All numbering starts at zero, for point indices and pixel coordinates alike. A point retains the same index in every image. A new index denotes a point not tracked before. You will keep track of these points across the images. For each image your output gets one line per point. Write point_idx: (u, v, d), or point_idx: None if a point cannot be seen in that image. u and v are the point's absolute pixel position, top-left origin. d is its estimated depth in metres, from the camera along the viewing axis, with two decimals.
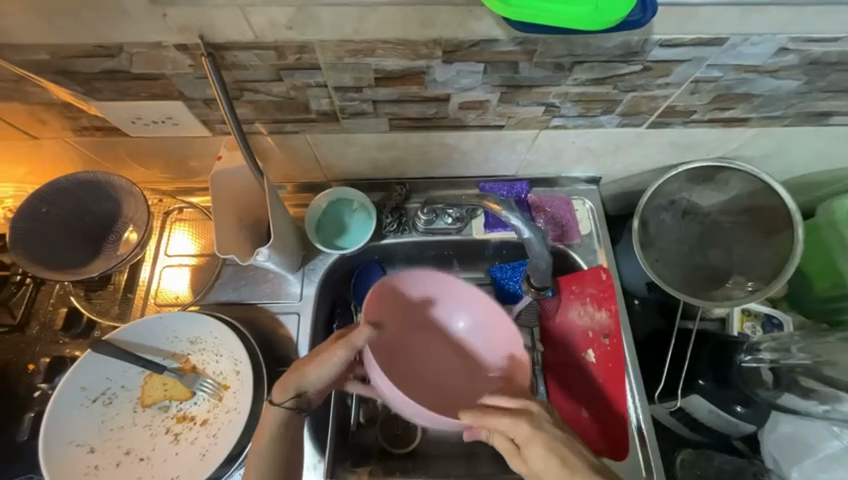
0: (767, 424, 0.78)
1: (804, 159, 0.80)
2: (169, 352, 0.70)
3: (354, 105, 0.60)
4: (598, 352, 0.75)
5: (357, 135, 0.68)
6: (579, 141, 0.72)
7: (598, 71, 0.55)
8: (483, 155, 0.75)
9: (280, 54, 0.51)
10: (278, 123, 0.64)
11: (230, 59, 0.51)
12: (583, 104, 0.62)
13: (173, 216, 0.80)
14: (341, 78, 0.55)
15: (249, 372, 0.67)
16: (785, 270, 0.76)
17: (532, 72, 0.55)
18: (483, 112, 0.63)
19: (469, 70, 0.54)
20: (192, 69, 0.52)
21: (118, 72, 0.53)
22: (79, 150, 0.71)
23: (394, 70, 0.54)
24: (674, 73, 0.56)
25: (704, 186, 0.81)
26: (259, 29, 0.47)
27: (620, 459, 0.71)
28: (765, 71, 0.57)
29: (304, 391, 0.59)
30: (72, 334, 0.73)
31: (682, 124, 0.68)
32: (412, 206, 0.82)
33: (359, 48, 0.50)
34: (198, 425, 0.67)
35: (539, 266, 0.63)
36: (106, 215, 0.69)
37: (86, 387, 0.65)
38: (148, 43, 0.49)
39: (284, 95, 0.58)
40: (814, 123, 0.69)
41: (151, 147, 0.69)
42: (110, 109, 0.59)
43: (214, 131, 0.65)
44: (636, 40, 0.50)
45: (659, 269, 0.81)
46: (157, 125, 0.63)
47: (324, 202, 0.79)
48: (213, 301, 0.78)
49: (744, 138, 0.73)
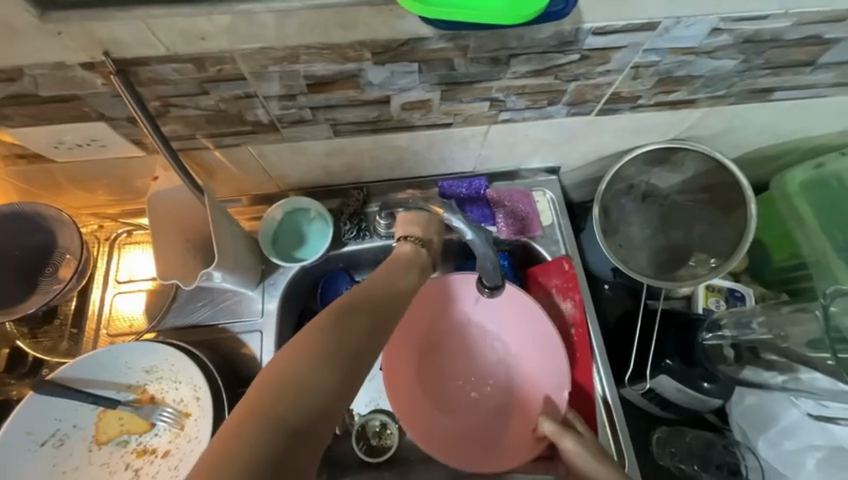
0: (733, 397, 0.80)
1: (754, 135, 0.81)
2: (123, 384, 0.66)
3: (292, 113, 0.57)
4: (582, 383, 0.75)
5: (302, 143, 0.65)
6: (531, 134, 0.71)
7: (535, 63, 0.54)
8: (437, 153, 0.73)
9: (199, 66, 0.47)
10: (216, 136, 0.61)
11: (147, 75, 0.47)
12: (527, 96, 0.61)
13: (121, 241, 0.77)
14: (271, 87, 0.52)
15: (209, 398, 0.65)
16: (741, 246, 0.78)
17: (469, 68, 0.53)
18: (427, 112, 0.61)
19: (403, 70, 0.52)
20: (105, 88, 0.48)
21: (25, 96, 0.49)
22: (5, 180, 0.66)
23: (326, 76, 0.51)
24: (613, 60, 0.55)
25: (661, 168, 0.82)
26: (170, 42, 0.44)
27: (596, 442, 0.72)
28: (702, 53, 0.57)
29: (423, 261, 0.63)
30: (19, 374, 0.69)
31: (630, 109, 0.67)
32: (372, 210, 0.80)
33: (283, 55, 0.47)
34: (160, 457, 0.64)
35: (486, 266, 0.65)
36: (39, 246, 0.64)
37: (32, 432, 0.60)
38: (51, 64, 0.45)
39: (214, 108, 0.55)
40: (758, 99, 0.70)
41: (84, 171, 0.65)
42: (28, 135, 0.55)
43: (148, 150, 0.61)
44: (569, 30, 0.49)
45: (622, 255, 0.82)
46: (83, 148, 0.59)
47: (278, 213, 0.77)
48: (171, 325, 0.75)
49: (693, 119, 0.74)
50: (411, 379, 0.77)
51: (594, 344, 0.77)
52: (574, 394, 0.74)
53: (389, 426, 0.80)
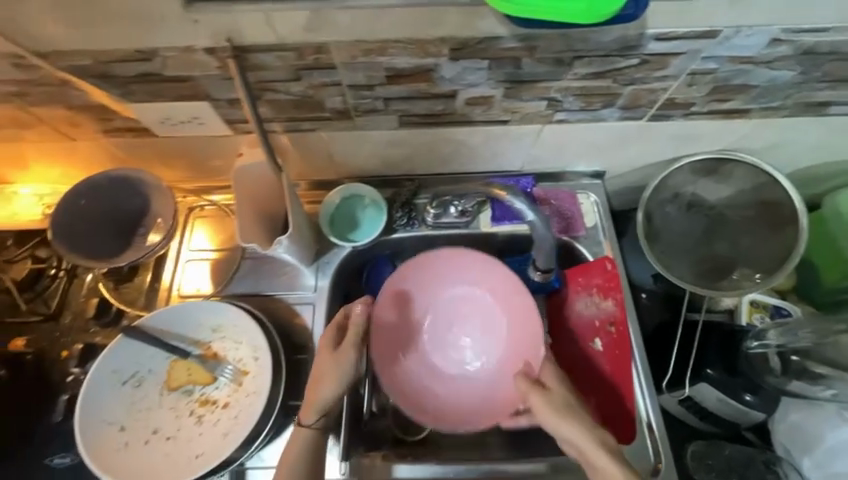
0: (777, 412, 0.79)
1: (806, 150, 0.81)
2: (193, 339, 0.73)
3: (367, 103, 0.64)
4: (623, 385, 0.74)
5: (368, 131, 0.72)
6: (582, 136, 0.75)
7: (597, 65, 0.58)
8: (489, 149, 0.78)
9: (299, 54, 0.54)
10: (295, 121, 0.68)
11: (254, 61, 0.55)
12: (584, 98, 0.64)
13: (196, 213, 0.85)
14: (355, 77, 0.59)
15: (269, 358, 0.71)
16: (790, 261, 0.78)
17: (534, 67, 0.58)
18: (488, 108, 0.66)
19: (475, 66, 0.57)
20: (219, 71, 0.56)
21: (152, 74, 0.57)
22: (110, 151, 0.75)
23: (405, 68, 0.57)
24: (671, 66, 0.59)
25: (707, 179, 0.83)
26: (282, 32, 0.51)
27: (626, 444, 0.72)
28: (760, 63, 0.59)
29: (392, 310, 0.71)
30: (103, 323, 0.78)
31: (682, 115, 0.70)
32: (421, 201, 0.85)
33: (373, 47, 0.54)
34: (220, 408, 0.71)
35: (543, 247, 0.70)
36: (136, 210, 0.73)
37: (118, 370, 0.69)
38: (182, 48, 0.53)
39: (302, 94, 0.62)
40: (813, 113, 0.71)
41: (177, 147, 0.74)
42: (144, 110, 0.64)
43: (236, 130, 0.69)
44: (633, 34, 0.53)
45: (664, 261, 0.83)
46: (184, 124, 0.67)
47: (336, 198, 0.83)
48: (233, 293, 0.82)
49: (744, 130, 0.75)
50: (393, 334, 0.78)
51: (634, 344, 0.77)
52: (614, 391, 0.74)
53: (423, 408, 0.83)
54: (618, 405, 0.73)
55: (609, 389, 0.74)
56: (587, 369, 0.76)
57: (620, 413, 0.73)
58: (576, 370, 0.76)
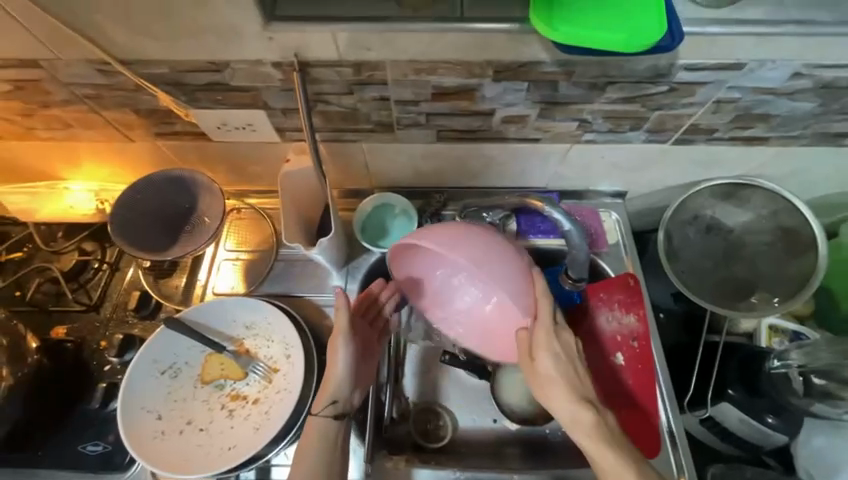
0: (801, 436, 0.79)
1: (823, 179, 0.85)
2: (227, 335, 0.76)
3: (410, 117, 0.69)
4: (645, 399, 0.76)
5: (406, 144, 0.76)
6: (607, 157, 0.79)
7: (628, 91, 0.63)
8: (518, 166, 0.82)
9: (356, 71, 0.60)
10: (340, 131, 0.73)
11: (314, 75, 0.61)
12: (613, 120, 0.69)
13: (234, 215, 0.90)
14: (403, 93, 0.64)
15: (301, 356, 0.73)
16: (809, 284, 0.81)
17: (570, 90, 0.63)
18: (522, 126, 0.71)
19: (515, 87, 0.62)
20: (281, 82, 0.62)
21: (219, 84, 0.63)
22: (164, 153, 0.81)
23: (450, 87, 0.62)
24: (697, 94, 0.63)
25: (727, 202, 0.85)
26: (344, 50, 0.57)
27: (653, 457, 0.73)
28: (781, 94, 0.63)
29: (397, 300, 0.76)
30: (142, 315, 0.81)
31: (705, 141, 0.74)
32: (448, 213, 0.88)
33: (424, 67, 0.59)
34: (250, 403, 0.72)
35: (577, 256, 0.70)
36: (186, 208, 0.77)
37: (158, 360, 0.71)
38: (252, 61, 0.59)
39: (351, 107, 0.67)
40: (830, 143, 0.75)
41: (227, 152, 0.79)
42: (204, 116, 0.69)
43: (285, 138, 0.74)
44: (664, 64, 0.58)
45: (686, 280, 0.85)
46: (238, 130, 0.73)
47: (369, 206, 0.86)
48: (265, 292, 0.85)
49: (763, 157, 0.79)
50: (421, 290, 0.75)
51: (655, 360, 0.79)
52: (639, 404, 0.76)
53: (444, 416, 0.84)
54: (642, 418, 0.75)
55: (632, 403, 0.76)
56: (612, 381, 0.77)
57: (644, 427, 0.74)
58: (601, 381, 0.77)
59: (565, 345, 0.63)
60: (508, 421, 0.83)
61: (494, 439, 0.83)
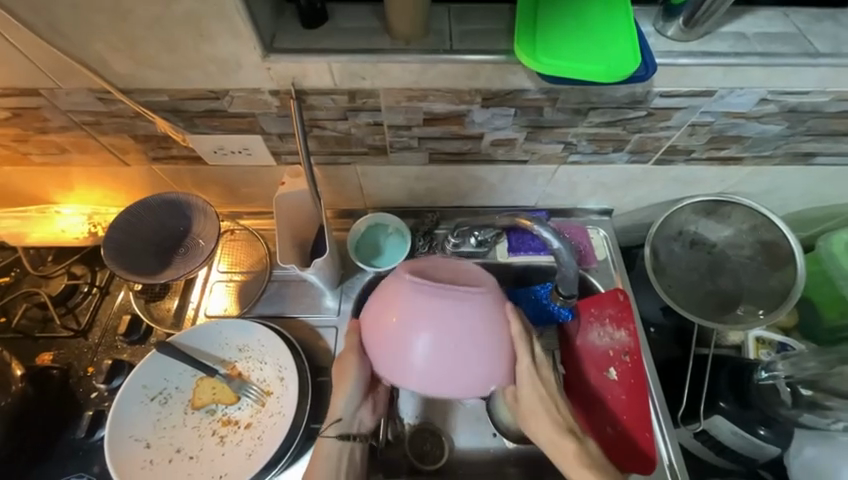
0: (792, 447, 0.79)
1: (796, 195, 0.89)
2: (219, 358, 0.75)
3: (403, 141, 0.71)
4: (640, 414, 0.76)
5: (399, 166, 0.78)
6: (592, 176, 0.82)
7: (610, 115, 0.66)
8: (507, 186, 0.84)
9: (350, 98, 0.62)
10: (335, 155, 0.75)
11: (310, 102, 0.63)
12: (597, 142, 0.72)
13: (226, 237, 0.90)
14: (396, 118, 0.66)
15: (295, 377, 0.73)
16: (791, 296, 0.83)
17: (554, 115, 0.66)
18: (511, 148, 0.74)
19: (502, 113, 0.65)
20: (278, 109, 0.64)
21: (217, 110, 0.65)
22: (158, 176, 0.81)
23: (441, 113, 0.65)
24: (674, 118, 0.67)
25: (708, 219, 0.89)
26: (339, 79, 0.59)
27: (648, 473, 0.74)
28: (751, 118, 0.67)
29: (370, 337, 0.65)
30: (132, 340, 0.79)
31: (684, 161, 0.78)
32: (441, 232, 0.90)
33: (416, 94, 0.62)
34: (242, 428, 0.71)
35: (567, 273, 0.71)
36: (180, 231, 0.77)
37: (147, 386, 0.70)
38: (249, 90, 0.61)
39: (346, 132, 0.69)
40: (802, 162, 0.79)
41: (222, 174, 0.80)
42: (201, 141, 0.70)
43: (280, 161, 0.76)
44: (641, 91, 0.62)
45: (673, 294, 0.87)
46: (234, 154, 0.74)
47: (363, 226, 0.87)
48: (258, 314, 0.85)
49: (739, 176, 0.83)
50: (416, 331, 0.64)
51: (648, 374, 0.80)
52: (631, 419, 0.76)
53: (440, 437, 0.82)
54: (636, 432, 0.75)
55: (626, 418, 0.76)
56: (601, 397, 0.78)
57: (637, 441, 0.75)
58: (588, 397, 0.79)
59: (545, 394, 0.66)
60: (507, 439, 0.82)
61: (492, 459, 0.82)
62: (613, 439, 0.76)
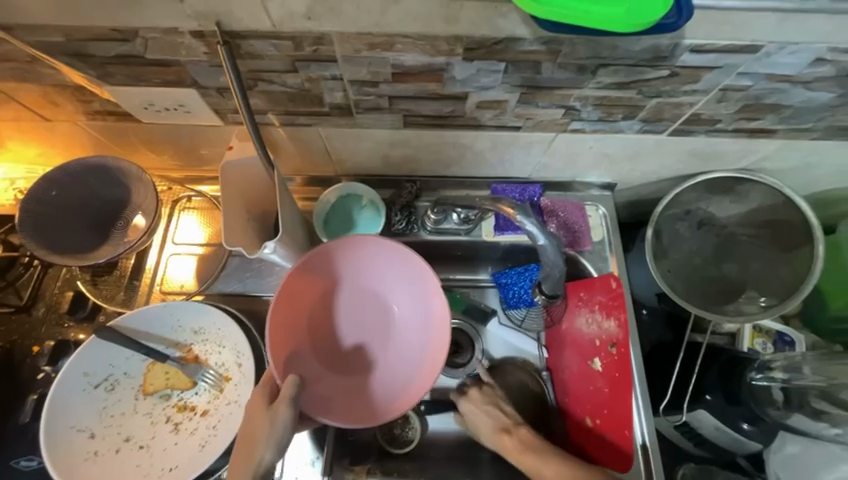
0: (774, 444, 0.76)
1: (828, 174, 0.78)
2: (172, 341, 0.69)
3: (369, 100, 0.59)
4: (618, 410, 0.70)
5: (369, 130, 0.66)
6: (597, 147, 0.70)
7: (623, 75, 0.53)
8: (496, 156, 0.73)
9: (297, 45, 0.50)
10: (291, 114, 0.63)
11: (246, 48, 0.50)
12: (604, 107, 0.60)
13: (181, 204, 0.79)
14: (357, 72, 0.54)
15: (253, 364, 0.67)
16: (803, 288, 0.73)
17: (555, 73, 0.53)
18: (500, 113, 0.61)
19: (490, 68, 0.52)
20: (207, 57, 0.51)
21: (132, 56, 0.52)
22: (90, 134, 0.70)
23: (413, 66, 0.52)
24: (702, 80, 0.54)
25: (722, 198, 0.79)
26: (278, 19, 0.46)
27: (624, 471, 0.68)
28: (798, 82, 0.55)
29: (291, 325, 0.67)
30: (77, 318, 0.73)
31: (705, 132, 0.66)
32: (422, 205, 0.80)
33: (379, 41, 0.49)
34: (198, 415, 0.67)
35: (552, 273, 0.65)
36: (116, 201, 0.68)
37: (89, 373, 0.65)
38: (164, 29, 0.48)
39: (299, 87, 0.57)
40: (843, 137, 0.67)
41: (162, 134, 0.68)
42: (124, 94, 0.58)
43: (226, 121, 0.64)
44: (667, 44, 0.48)
45: (670, 281, 0.79)
46: (169, 112, 0.62)
47: (332, 196, 0.77)
48: (219, 292, 0.77)
49: (767, 151, 0.71)
50: (317, 328, 0.70)
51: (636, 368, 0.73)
52: (610, 414, 0.70)
53: (415, 421, 0.79)
54: (615, 429, 0.70)
55: (602, 410, 0.71)
56: (583, 389, 0.73)
57: (614, 438, 0.69)
58: (575, 388, 0.74)
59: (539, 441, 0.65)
60: None
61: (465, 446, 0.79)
62: (591, 434, 0.71)
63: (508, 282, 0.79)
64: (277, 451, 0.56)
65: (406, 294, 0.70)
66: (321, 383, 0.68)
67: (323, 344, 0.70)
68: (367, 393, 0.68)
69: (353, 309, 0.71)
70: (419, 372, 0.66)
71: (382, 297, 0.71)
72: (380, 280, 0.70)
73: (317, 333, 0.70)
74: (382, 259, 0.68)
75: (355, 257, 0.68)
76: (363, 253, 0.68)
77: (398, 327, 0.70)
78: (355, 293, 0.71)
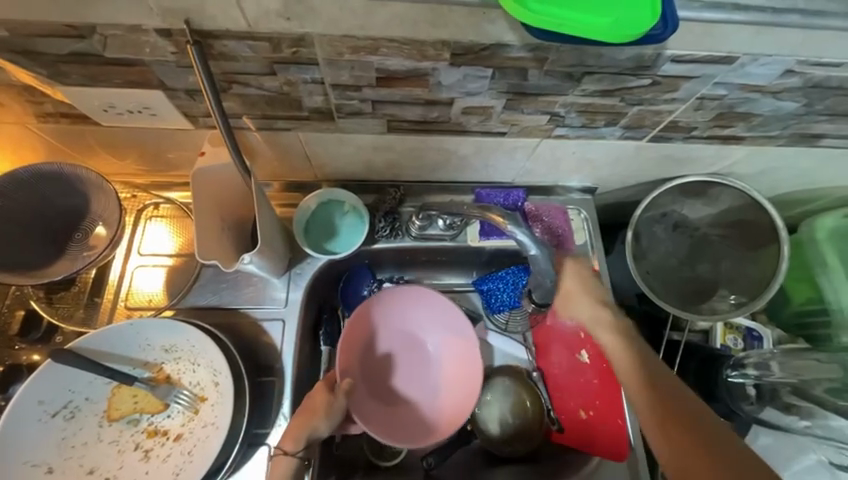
0: (748, 436, 0.80)
1: (790, 178, 0.82)
2: (140, 361, 0.65)
3: (352, 104, 0.56)
4: (608, 399, 0.74)
5: (351, 135, 0.64)
6: (579, 152, 0.71)
7: (607, 83, 0.54)
8: (480, 161, 0.72)
9: (275, 46, 0.47)
10: (268, 118, 0.60)
11: (219, 49, 0.47)
12: (588, 114, 0.60)
13: (147, 212, 0.74)
14: (339, 75, 0.51)
15: (230, 383, 0.63)
16: (770, 286, 0.77)
17: (540, 80, 0.53)
18: (485, 118, 0.61)
19: (476, 74, 0.52)
20: (175, 57, 0.48)
21: (89, 55, 0.48)
22: (42, 138, 0.64)
23: (398, 71, 0.51)
24: (681, 89, 0.55)
25: (695, 200, 0.82)
26: (254, 18, 0.44)
27: (620, 460, 0.71)
28: (768, 92, 0.57)
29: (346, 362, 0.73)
30: (30, 340, 0.67)
31: (682, 139, 0.68)
32: (406, 210, 0.78)
33: (363, 45, 0.47)
34: (171, 441, 0.63)
35: (542, 282, 0.64)
36: (74, 212, 0.63)
37: (45, 401, 0.59)
38: (126, 26, 0.44)
39: (277, 90, 0.54)
40: (805, 144, 0.71)
41: (125, 138, 0.63)
42: (81, 96, 0.53)
43: (197, 124, 0.60)
44: (649, 54, 0.49)
45: (649, 281, 0.81)
46: (132, 114, 0.57)
47: (313, 203, 0.74)
48: (190, 305, 0.72)
49: (737, 156, 0.74)
50: (362, 366, 0.75)
51: None
52: (603, 405, 0.74)
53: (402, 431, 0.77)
54: (608, 419, 0.73)
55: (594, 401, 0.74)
56: (573, 380, 0.76)
57: (608, 428, 0.72)
58: (567, 383, 0.77)
59: (641, 373, 0.57)
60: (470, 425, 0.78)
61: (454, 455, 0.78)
62: (586, 423, 0.74)
63: (492, 289, 0.80)
64: (333, 427, 0.62)
65: (439, 329, 0.77)
66: (367, 415, 0.72)
67: (367, 379, 0.75)
68: (408, 421, 0.73)
69: (391, 346, 0.77)
70: (451, 405, 0.73)
71: (417, 335, 0.77)
72: (417, 318, 0.77)
73: (362, 369, 0.75)
74: (419, 300, 0.76)
75: (399, 296, 0.75)
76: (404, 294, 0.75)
77: (428, 359, 0.76)
78: (396, 332, 0.77)
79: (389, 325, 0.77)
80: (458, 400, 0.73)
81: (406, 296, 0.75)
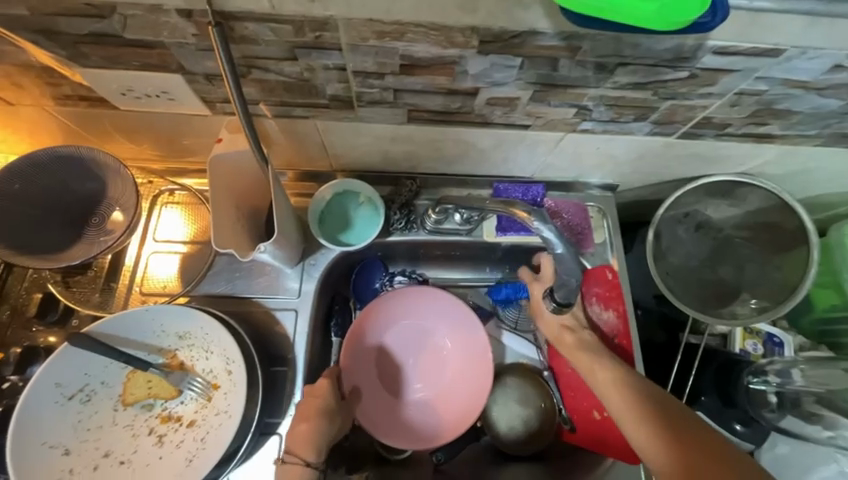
0: (766, 443, 0.79)
1: (822, 179, 0.79)
2: (155, 347, 0.65)
3: (373, 93, 0.55)
4: None
5: (369, 124, 0.62)
6: (604, 148, 0.68)
7: (641, 75, 0.51)
8: (500, 154, 0.70)
9: (298, 30, 0.45)
10: (287, 106, 0.58)
11: (240, 31, 0.46)
12: (617, 108, 0.58)
13: (163, 199, 0.73)
14: (363, 62, 0.50)
15: (242, 372, 0.63)
16: (796, 292, 0.73)
17: (571, 70, 0.51)
18: (510, 110, 0.59)
19: (505, 63, 0.49)
20: (196, 39, 0.46)
21: (107, 36, 0.46)
22: (58, 120, 0.63)
23: (423, 58, 0.49)
24: (719, 83, 0.53)
25: (721, 200, 0.79)
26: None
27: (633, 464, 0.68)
28: (812, 88, 0.54)
29: (355, 355, 0.73)
30: (46, 322, 0.67)
31: (714, 136, 0.65)
32: (421, 203, 0.77)
33: (389, 30, 0.45)
34: (184, 426, 0.63)
35: (566, 281, 0.62)
36: (91, 196, 0.63)
37: (62, 384, 0.60)
38: (147, 5, 0.43)
39: (297, 77, 0.52)
40: (843, 144, 0.68)
41: (141, 123, 0.62)
42: (99, 78, 0.53)
43: (214, 110, 0.59)
44: (690, 45, 0.46)
45: (668, 283, 0.79)
46: (150, 98, 0.56)
47: (328, 193, 0.72)
48: (204, 293, 0.72)
49: (769, 155, 0.71)
50: (370, 363, 0.75)
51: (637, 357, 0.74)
52: None
53: None
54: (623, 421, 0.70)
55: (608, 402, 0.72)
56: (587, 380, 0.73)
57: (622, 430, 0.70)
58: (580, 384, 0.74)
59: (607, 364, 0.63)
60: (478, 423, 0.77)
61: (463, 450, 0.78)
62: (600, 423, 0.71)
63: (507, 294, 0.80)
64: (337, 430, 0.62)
65: (449, 329, 0.76)
66: (374, 411, 0.72)
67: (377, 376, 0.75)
68: (414, 421, 0.73)
69: (401, 344, 0.76)
70: (461, 406, 0.72)
71: (426, 334, 0.77)
72: (427, 318, 0.76)
73: (371, 365, 0.75)
74: (429, 300, 0.75)
75: (409, 295, 0.74)
76: (414, 293, 0.74)
77: (437, 359, 0.76)
78: (404, 330, 0.76)
79: (398, 323, 0.76)
80: (466, 402, 0.72)
81: (415, 296, 0.74)
